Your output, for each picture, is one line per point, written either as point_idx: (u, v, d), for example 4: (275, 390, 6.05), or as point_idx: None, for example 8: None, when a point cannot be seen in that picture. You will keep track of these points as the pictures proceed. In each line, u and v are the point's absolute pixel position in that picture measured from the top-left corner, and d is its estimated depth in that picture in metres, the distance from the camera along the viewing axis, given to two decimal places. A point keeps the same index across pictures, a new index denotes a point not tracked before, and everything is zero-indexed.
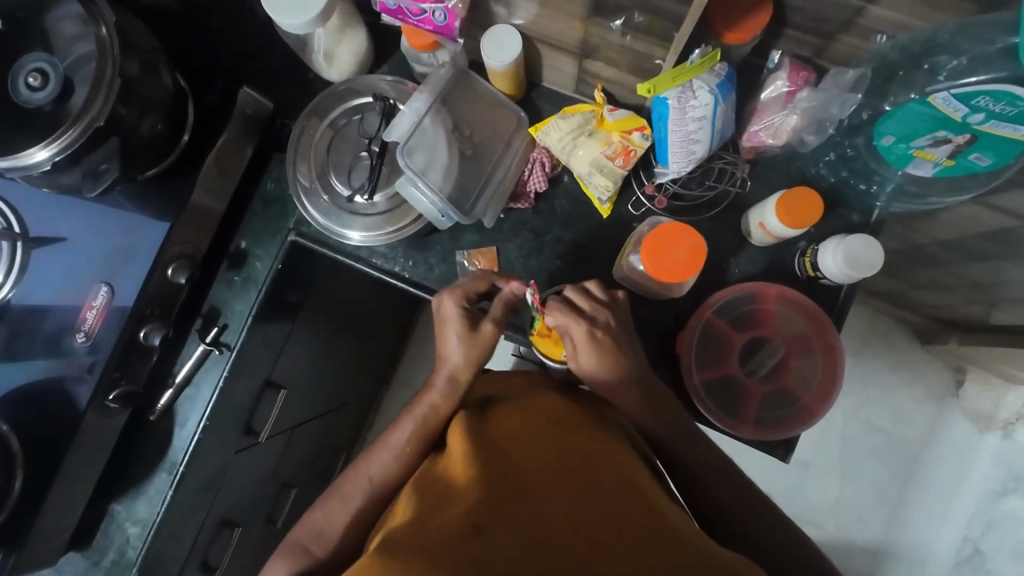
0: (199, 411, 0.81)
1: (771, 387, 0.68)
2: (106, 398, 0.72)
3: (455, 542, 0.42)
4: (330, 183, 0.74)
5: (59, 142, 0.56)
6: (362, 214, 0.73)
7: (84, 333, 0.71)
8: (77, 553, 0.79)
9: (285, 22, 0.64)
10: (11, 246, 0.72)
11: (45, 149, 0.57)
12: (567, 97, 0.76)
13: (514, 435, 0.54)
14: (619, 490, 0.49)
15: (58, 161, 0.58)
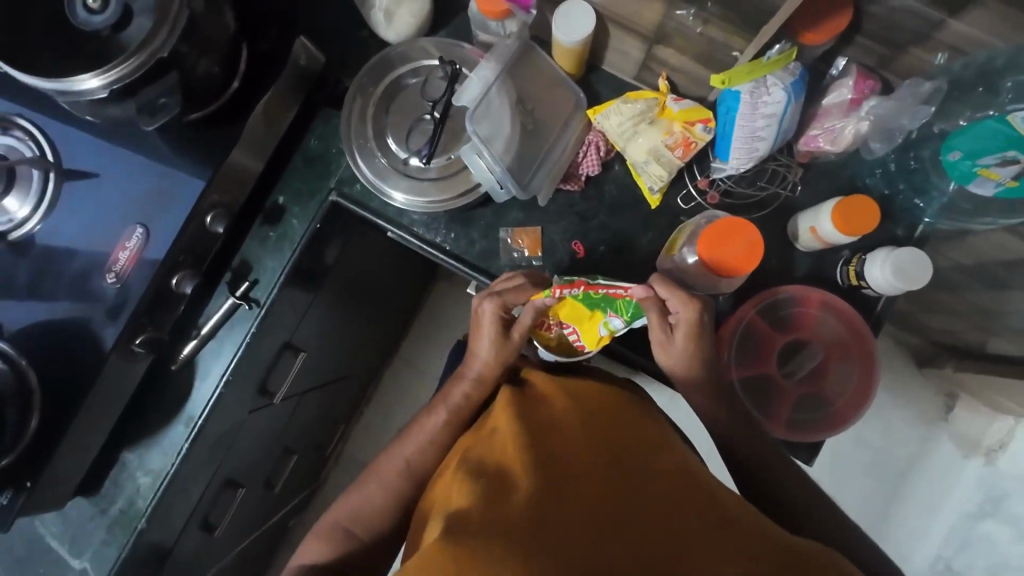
0: (221, 366, 0.79)
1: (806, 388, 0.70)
2: (132, 342, 0.70)
3: (528, 530, 0.43)
4: (384, 146, 0.72)
5: (115, 68, 0.54)
6: (414, 181, 0.72)
7: (114, 274, 0.68)
8: (85, 500, 0.78)
9: None
10: (43, 175, 0.69)
11: (98, 77, 0.54)
12: (626, 82, 0.75)
13: (563, 418, 0.55)
14: (665, 470, 0.51)
15: (111, 91, 0.55)
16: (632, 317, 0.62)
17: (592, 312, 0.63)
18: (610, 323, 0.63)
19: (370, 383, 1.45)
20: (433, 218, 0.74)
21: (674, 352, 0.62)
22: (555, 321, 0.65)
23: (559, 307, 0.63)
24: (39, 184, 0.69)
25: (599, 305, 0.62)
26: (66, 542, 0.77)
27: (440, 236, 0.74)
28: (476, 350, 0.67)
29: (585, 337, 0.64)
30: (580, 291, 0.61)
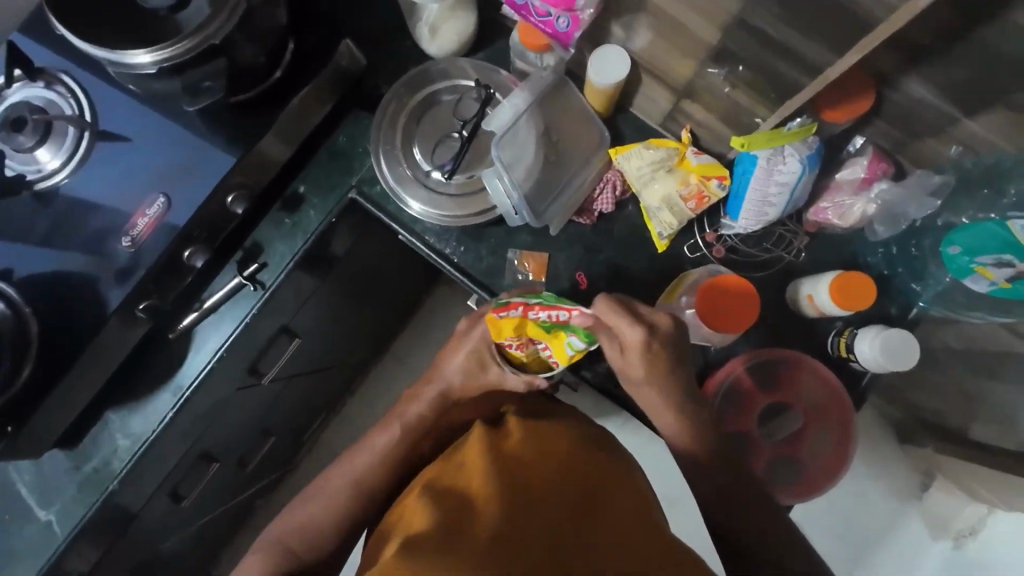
0: (217, 341, 0.81)
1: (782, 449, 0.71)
2: (135, 306, 0.71)
3: (480, 554, 0.45)
4: (411, 155, 0.74)
5: (168, 49, 0.56)
6: (434, 192, 0.74)
7: (130, 238, 0.70)
8: (62, 454, 0.78)
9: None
10: (78, 134, 0.71)
11: (150, 54, 0.56)
12: (651, 128, 0.78)
13: (530, 451, 0.57)
14: (626, 509, 0.53)
15: (159, 69, 0.58)
16: (590, 337, 0.65)
17: (552, 334, 0.66)
18: (574, 342, 0.66)
19: (357, 376, 1.46)
20: (445, 230, 0.76)
21: (624, 369, 0.66)
22: (517, 343, 0.67)
23: (515, 332, 0.65)
24: (73, 141, 0.71)
25: (555, 327, 0.65)
26: (37, 494, 0.78)
27: (449, 247, 0.76)
28: (440, 374, 0.74)
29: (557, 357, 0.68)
30: (527, 316, 0.63)
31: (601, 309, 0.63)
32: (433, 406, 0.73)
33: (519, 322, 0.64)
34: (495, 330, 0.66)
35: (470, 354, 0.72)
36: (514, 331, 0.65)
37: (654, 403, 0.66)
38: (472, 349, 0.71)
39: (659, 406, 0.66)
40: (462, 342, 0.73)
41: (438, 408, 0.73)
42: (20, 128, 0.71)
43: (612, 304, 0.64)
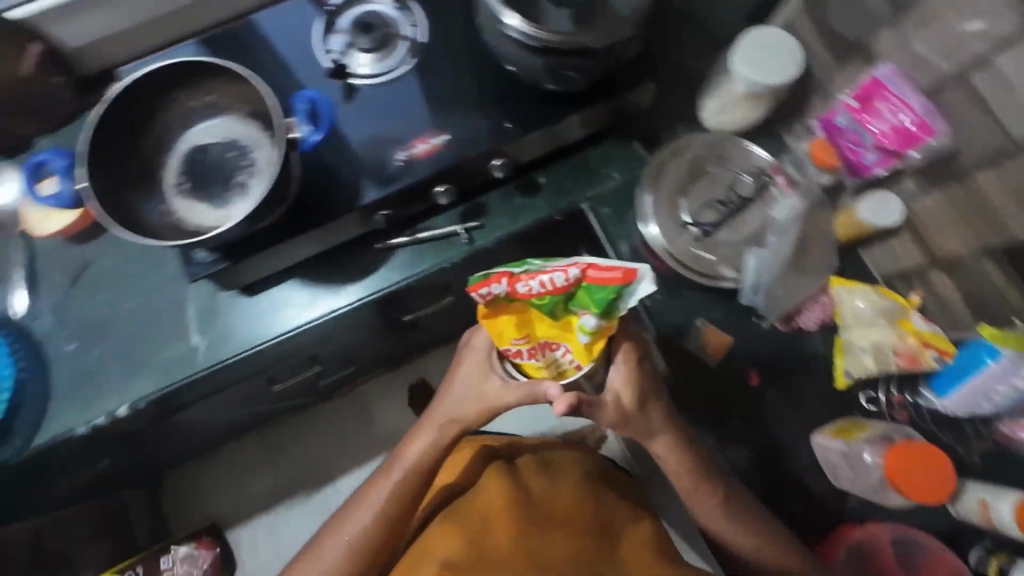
0: (408, 269, 0.85)
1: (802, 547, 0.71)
2: (378, 211, 0.78)
3: None
4: (671, 205, 0.81)
5: (529, 30, 0.66)
6: (680, 244, 0.79)
7: (405, 154, 0.77)
8: (240, 299, 0.84)
9: (746, 77, 0.75)
10: (407, 56, 0.81)
11: (520, 24, 0.66)
12: (870, 276, 0.83)
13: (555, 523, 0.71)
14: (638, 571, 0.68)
15: (513, 35, 0.68)
16: (601, 310, 0.55)
17: (557, 321, 0.59)
18: (581, 325, 0.58)
19: (430, 352, 1.49)
20: (657, 274, 0.82)
21: (616, 403, 0.66)
22: (534, 346, 0.62)
23: (527, 330, 0.61)
24: (399, 59, 0.81)
25: (557, 305, 0.56)
26: (200, 319, 0.84)
27: (646, 290, 0.82)
28: (451, 390, 0.75)
29: (579, 356, 0.61)
30: (510, 292, 0.56)
31: (581, 266, 0.53)
32: (442, 432, 0.76)
33: (516, 314, 0.60)
34: (499, 335, 0.62)
35: (480, 373, 0.73)
36: (519, 333, 0.61)
37: (649, 432, 0.69)
38: (477, 360, 0.73)
39: (648, 436, 0.69)
40: (466, 364, 0.75)
41: (443, 432, 0.76)
42: (364, 33, 0.80)
43: (613, 265, 0.53)
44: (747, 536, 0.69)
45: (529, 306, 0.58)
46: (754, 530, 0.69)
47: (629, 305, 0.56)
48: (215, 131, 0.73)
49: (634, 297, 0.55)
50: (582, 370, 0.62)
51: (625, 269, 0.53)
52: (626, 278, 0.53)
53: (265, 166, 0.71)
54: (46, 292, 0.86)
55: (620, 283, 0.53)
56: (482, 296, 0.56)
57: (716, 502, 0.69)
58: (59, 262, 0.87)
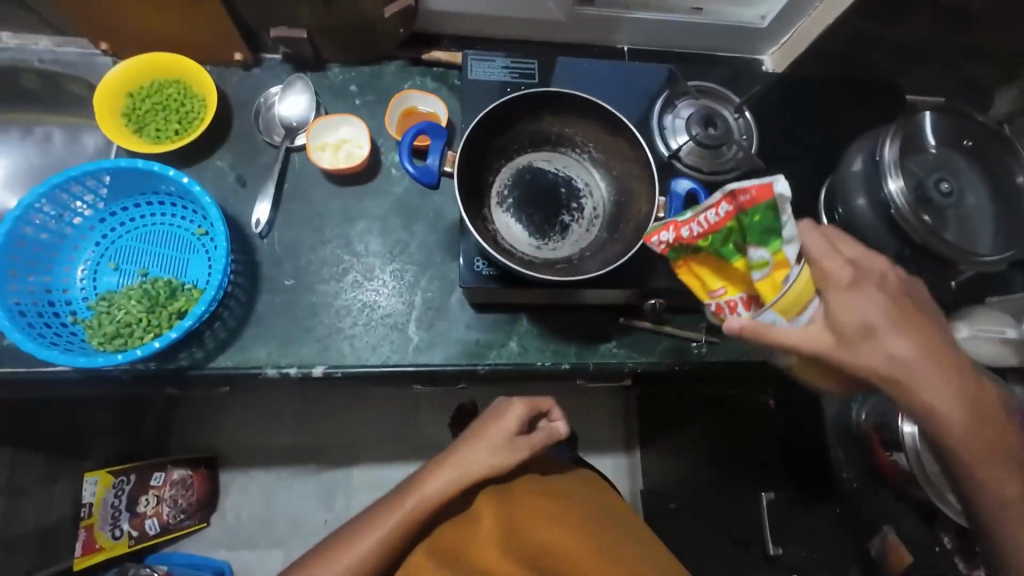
0: (638, 353, 0.82)
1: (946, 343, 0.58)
2: (653, 298, 0.77)
3: None
4: (927, 431, 0.75)
5: (901, 206, 0.67)
6: None
7: None
8: (471, 309, 0.81)
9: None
10: (732, 165, 0.81)
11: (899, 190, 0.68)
12: None
13: (567, 538, 0.71)
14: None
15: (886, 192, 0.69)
16: (764, 238, 0.52)
17: (733, 264, 0.56)
18: (754, 266, 0.53)
19: None
20: (852, 461, 0.84)
21: (831, 335, 0.54)
22: (730, 300, 0.58)
23: (718, 280, 0.58)
24: (725, 164, 0.81)
25: (724, 244, 0.54)
26: (425, 313, 0.80)
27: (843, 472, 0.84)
28: (484, 432, 0.72)
29: (764, 297, 0.54)
30: (679, 240, 0.56)
31: (738, 202, 0.51)
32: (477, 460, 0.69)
33: (697, 270, 0.59)
34: (701, 296, 0.61)
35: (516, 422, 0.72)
36: (711, 290, 0.59)
37: (869, 332, 0.54)
38: (485, 430, 0.71)
39: (867, 337, 0.54)
40: (511, 410, 0.73)
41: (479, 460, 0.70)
42: (705, 125, 0.81)
43: (749, 184, 0.50)
44: (942, 374, 0.56)
45: (701, 255, 0.57)
46: (910, 333, 0.56)
47: (791, 223, 0.51)
48: (555, 162, 0.74)
49: (789, 208, 0.50)
50: (768, 312, 0.53)
51: (754, 188, 0.49)
52: (764, 192, 0.49)
53: (592, 219, 0.71)
54: (287, 215, 0.82)
55: (757, 204, 0.50)
56: (661, 248, 0.57)
57: (887, 352, 0.55)
58: (309, 190, 0.83)
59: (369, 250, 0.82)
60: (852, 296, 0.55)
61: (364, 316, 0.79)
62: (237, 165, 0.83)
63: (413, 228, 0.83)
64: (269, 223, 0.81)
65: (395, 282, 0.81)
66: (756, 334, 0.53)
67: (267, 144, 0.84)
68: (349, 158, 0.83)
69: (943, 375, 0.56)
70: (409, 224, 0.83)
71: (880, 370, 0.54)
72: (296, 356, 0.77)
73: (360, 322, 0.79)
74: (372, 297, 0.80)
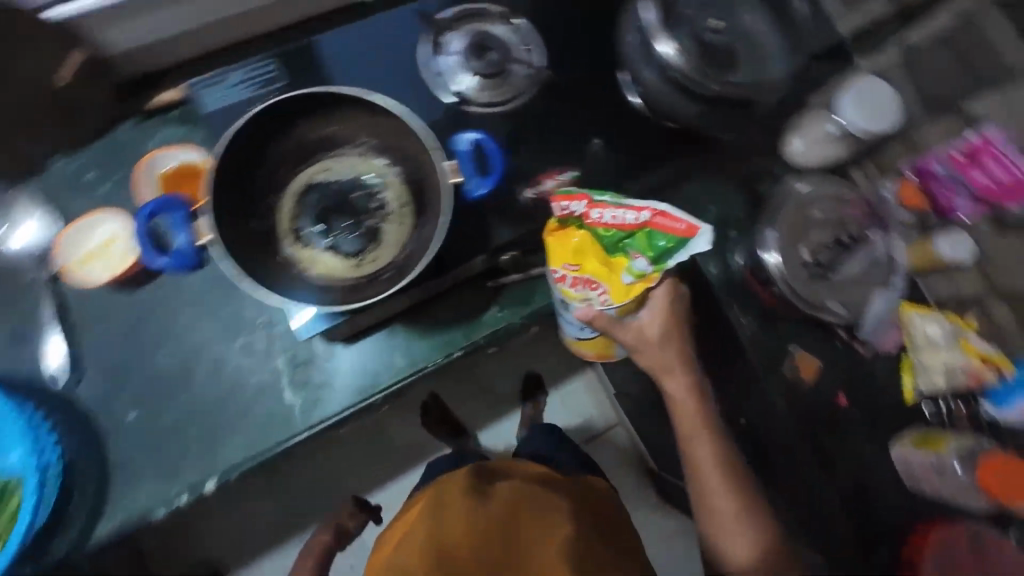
0: (528, 305, 0.76)
1: (671, 333, 0.72)
2: (507, 250, 0.74)
3: None
4: (794, 250, 0.79)
5: None
6: (807, 287, 0.79)
7: (535, 189, 0.74)
8: (341, 346, 0.75)
9: (844, 107, 0.80)
10: (524, 76, 0.77)
11: None
12: None
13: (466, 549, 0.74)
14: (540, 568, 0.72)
15: None
16: (654, 257, 0.60)
17: (602, 252, 0.61)
18: (626, 266, 0.61)
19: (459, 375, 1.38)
20: (757, 307, 0.84)
21: (635, 324, 0.68)
22: (578, 277, 0.62)
23: (574, 259, 0.61)
24: (516, 80, 0.76)
25: (618, 244, 0.60)
26: (296, 372, 0.74)
27: (753, 323, 0.84)
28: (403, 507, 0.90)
29: (608, 282, 0.62)
30: (586, 213, 0.60)
31: (653, 211, 0.58)
32: (404, 508, 0.88)
33: (573, 238, 0.60)
34: (552, 259, 0.62)
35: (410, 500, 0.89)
36: (563, 260, 0.62)
37: (640, 306, 0.68)
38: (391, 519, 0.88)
39: (636, 322, 0.68)
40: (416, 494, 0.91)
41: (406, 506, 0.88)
42: (479, 53, 0.76)
43: (679, 217, 0.58)
44: (684, 346, 0.75)
45: (580, 236, 0.60)
46: (682, 334, 0.73)
47: (672, 263, 0.60)
48: (337, 167, 0.65)
49: (685, 256, 0.60)
50: (611, 308, 0.63)
51: (684, 223, 0.58)
52: (686, 230, 0.58)
53: (401, 207, 0.65)
54: (94, 345, 0.71)
55: (680, 233, 0.58)
56: (563, 203, 0.60)
57: (648, 334, 0.70)
58: (104, 307, 0.72)
59: (206, 338, 0.73)
60: (651, 313, 0.69)
61: (235, 407, 0.72)
62: (6, 319, 0.71)
63: (240, 293, 0.74)
64: (77, 364, 0.71)
65: (248, 357, 0.74)
66: (595, 324, 0.65)
67: (31, 281, 0.72)
68: (122, 257, 0.72)
69: (686, 347, 0.75)
70: (232, 292, 0.74)
71: (637, 343, 0.70)
72: (184, 482, 0.69)
73: (233, 415, 0.72)
74: (233, 384, 0.73)
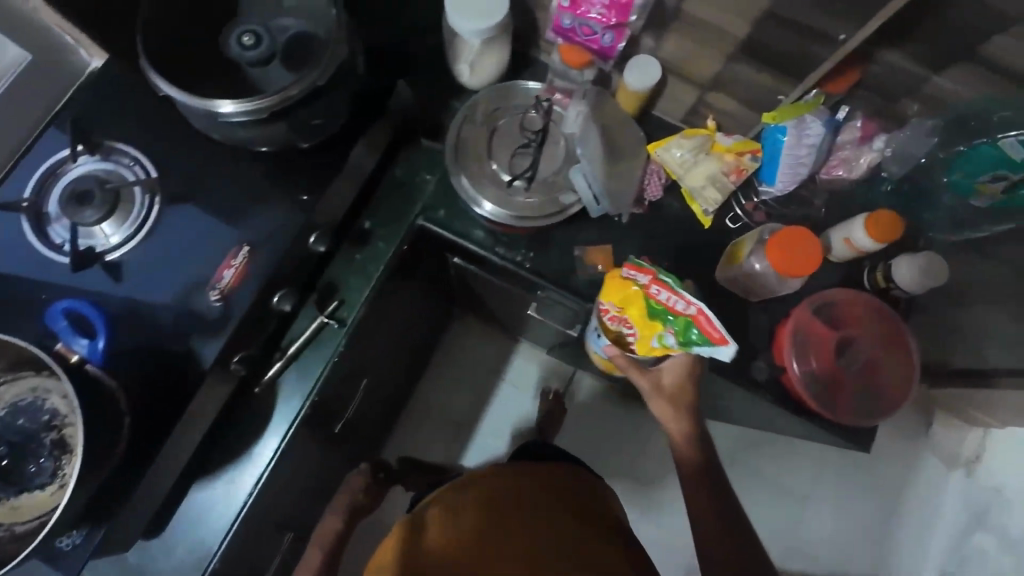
0: (306, 385, 0.77)
1: (681, 393, 0.76)
2: (230, 359, 0.69)
3: None
4: (490, 174, 0.76)
5: (247, 104, 0.60)
6: (514, 199, 0.76)
7: (218, 291, 0.69)
8: (151, 542, 0.72)
9: (461, 24, 0.75)
10: (146, 197, 0.71)
11: (234, 104, 0.60)
12: (675, 124, 0.88)
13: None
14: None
15: (239, 114, 0.61)
16: (680, 335, 0.69)
17: (639, 307, 0.72)
18: (659, 334, 0.71)
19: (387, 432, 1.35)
20: (513, 239, 0.84)
21: (654, 372, 0.77)
22: (607, 310, 0.76)
23: (614, 301, 0.74)
24: (142, 206, 0.70)
25: (659, 314, 0.70)
26: None
27: (521, 256, 0.84)
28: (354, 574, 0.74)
29: (627, 316, 0.74)
30: (648, 288, 0.71)
31: (704, 316, 0.67)
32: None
33: (635, 289, 0.72)
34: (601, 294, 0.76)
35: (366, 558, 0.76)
36: (608, 298, 0.75)
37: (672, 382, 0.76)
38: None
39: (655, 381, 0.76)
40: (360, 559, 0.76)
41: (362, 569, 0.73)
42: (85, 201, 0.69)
43: (716, 326, 0.67)
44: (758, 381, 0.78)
45: (630, 292, 0.73)
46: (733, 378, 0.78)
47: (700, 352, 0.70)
48: None
49: (709, 353, 0.69)
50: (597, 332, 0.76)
51: (717, 332, 0.66)
52: (719, 338, 0.67)
53: (71, 404, 0.60)
54: None
55: (709, 337, 0.66)
56: (632, 274, 0.73)
57: (662, 395, 0.76)
58: None
59: None
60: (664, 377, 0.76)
61: None
62: None
63: None
64: None
65: None
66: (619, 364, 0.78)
67: None
68: None
69: (676, 395, 0.76)
70: None
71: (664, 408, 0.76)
72: None
73: None
74: None
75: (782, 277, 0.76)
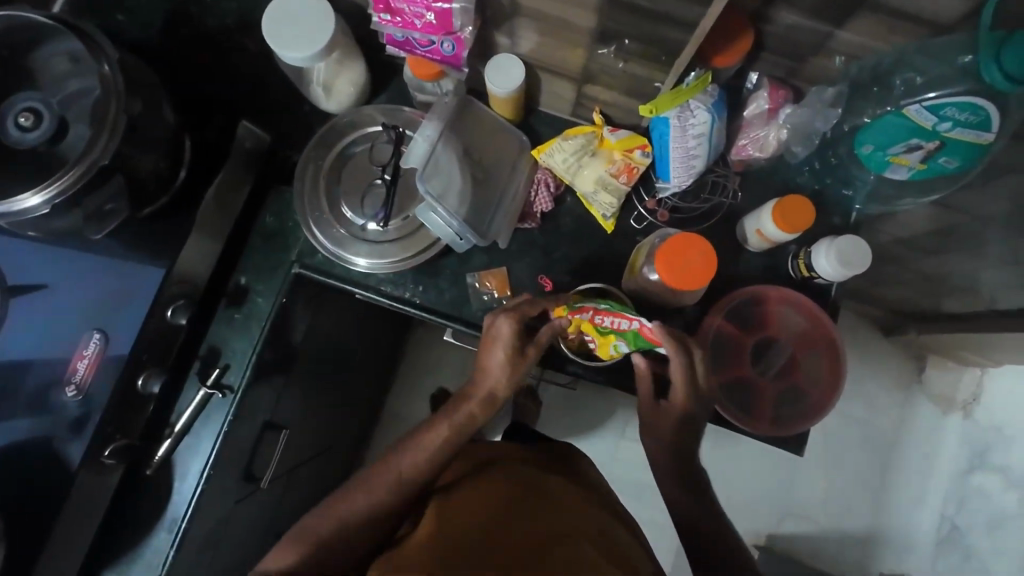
0: (202, 459, 0.75)
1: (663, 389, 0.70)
2: (101, 454, 0.66)
3: None
4: (346, 216, 0.75)
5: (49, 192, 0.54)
6: (372, 240, 0.74)
7: (74, 386, 0.64)
8: None
9: (289, 56, 0.65)
10: None
11: (38, 195, 0.55)
12: (564, 120, 0.79)
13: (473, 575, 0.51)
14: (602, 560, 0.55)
15: (53, 205, 0.56)
16: (634, 345, 0.64)
17: (592, 331, 0.64)
18: (614, 347, 0.65)
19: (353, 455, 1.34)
20: (397, 274, 0.76)
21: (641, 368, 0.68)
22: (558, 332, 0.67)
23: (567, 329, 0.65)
24: None
25: (609, 332, 0.64)
26: None
27: (408, 290, 0.76)
28: None
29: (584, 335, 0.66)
30: (594, 318, 0.63)
31: (653, 329, 0.62)
32: None
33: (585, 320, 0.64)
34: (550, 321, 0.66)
35: None
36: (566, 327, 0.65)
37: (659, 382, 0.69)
38: None
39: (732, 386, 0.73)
40: None
41: None
42: None
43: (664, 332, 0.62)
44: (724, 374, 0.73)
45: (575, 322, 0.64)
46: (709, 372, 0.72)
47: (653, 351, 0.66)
48: None
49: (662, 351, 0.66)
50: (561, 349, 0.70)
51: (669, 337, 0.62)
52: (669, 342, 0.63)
53: None
54: None
55: (663, 343, 0.63)
56: (583, 312, 0.63)
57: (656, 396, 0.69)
58: None
59: None
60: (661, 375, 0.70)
61: None
62: None
63: None
64: None
65: None
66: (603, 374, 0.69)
67: None
68: None
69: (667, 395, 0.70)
70: None
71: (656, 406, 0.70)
72: None
73: None
74: None
75: (675, 291, 0.69)
